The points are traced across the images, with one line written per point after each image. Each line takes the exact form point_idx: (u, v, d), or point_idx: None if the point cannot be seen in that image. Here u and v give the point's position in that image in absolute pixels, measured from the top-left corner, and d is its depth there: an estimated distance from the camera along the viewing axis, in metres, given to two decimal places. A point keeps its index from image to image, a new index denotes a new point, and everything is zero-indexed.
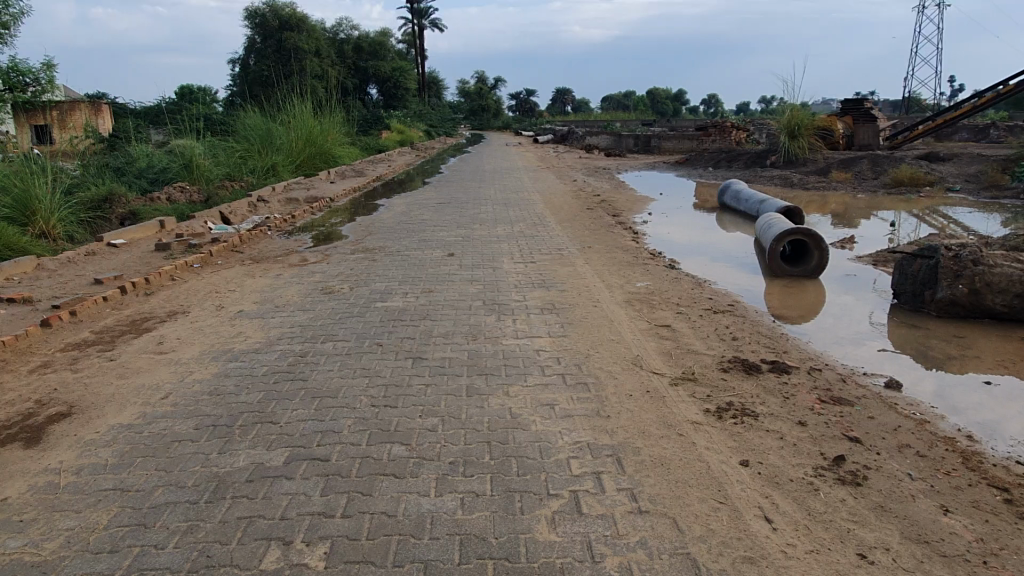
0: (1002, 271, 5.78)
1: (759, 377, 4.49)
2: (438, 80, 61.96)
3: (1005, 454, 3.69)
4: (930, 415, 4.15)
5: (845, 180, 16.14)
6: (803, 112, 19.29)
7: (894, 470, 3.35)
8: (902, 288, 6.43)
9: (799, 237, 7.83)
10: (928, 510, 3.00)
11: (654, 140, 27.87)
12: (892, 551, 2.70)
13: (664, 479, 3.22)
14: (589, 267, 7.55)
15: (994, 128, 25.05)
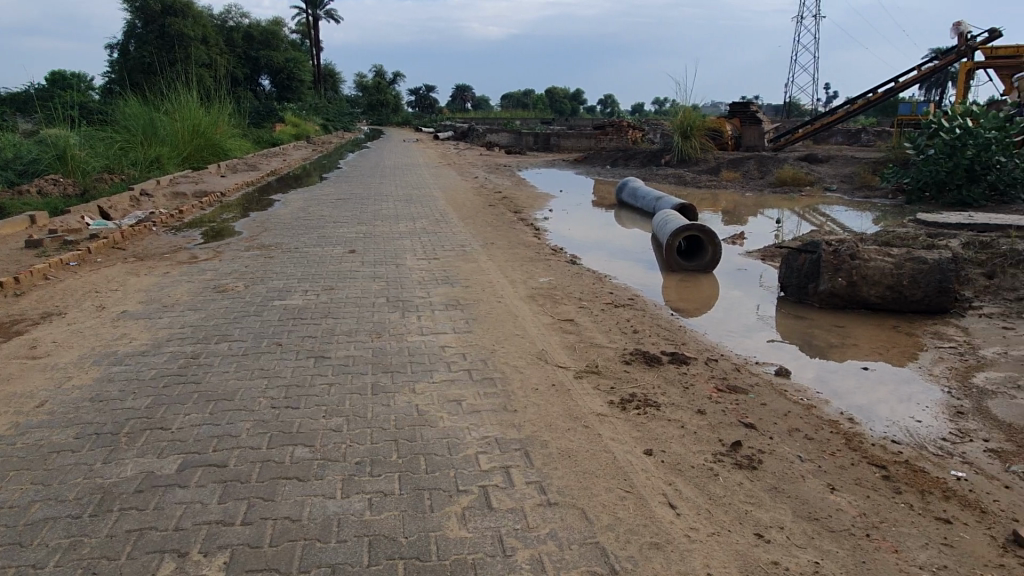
0: (876, 265, 6.22)
1: (659, 368, 4.63)
2: (334, 73, 60.48)
3: (882, 434, 3.97)
4: (816, 400, 4.41)
5: (734, 179, 16.92)
6: (695, 113, 20.07)
7: (785, 453, 3.53)
8: (787, 281, 6.81)
9: (693, 232, 8.16)
10: (817, 489, 3.18)
11: (554, 139, 28.34)
12: (786, 530, 2.84)
13: (572, 471, 3.26)
14: (493, 263, 7.56)
15: (865, 133, 26.96)
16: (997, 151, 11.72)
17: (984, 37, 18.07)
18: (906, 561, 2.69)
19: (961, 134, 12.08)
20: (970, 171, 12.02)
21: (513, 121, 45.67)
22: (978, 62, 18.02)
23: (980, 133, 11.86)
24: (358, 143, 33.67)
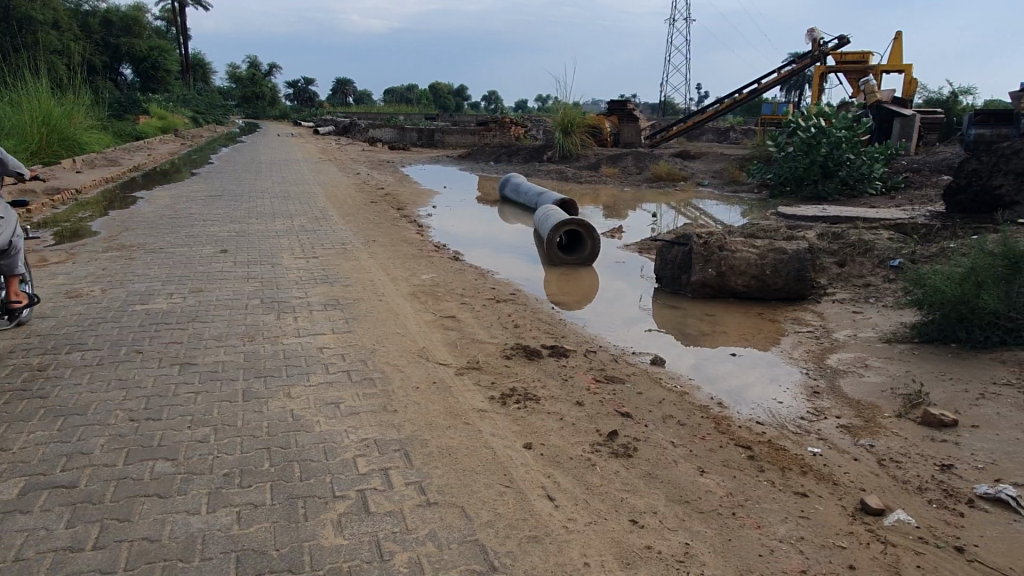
0: (742, 256, 6.57)
1: (539, 361, 4.68)
2: (204, 63, 57.44)
3: (748, 416, 4.20)
4: (688, 387, 4.60)
5: (613, 174, 17.44)
6: (575, 110, 20.52)
7: (659, 439, 3.66)
8: (662, 273, 7.08)
9: (573, 226, 8.35)
10: (688, 472, 3.31)
11: (438, 134, 28.23)
12: (658, 514, 2.93)
13: (452, 469, 3.23)
14: (374, 260, 7.42)
15: (733, 131, 28.55)
16: (847, 149, 12.76)
17: (834, 43, 19.52)
18: (767, 535, 2.84)
19: (816, 133, 13.01)
20: (823, 168, 12.96)
21: (396, 116, 45.07)
22: (830, 67, 19.46)
23: (832, 132, 12.83)
24: (232, 138, 32.24)
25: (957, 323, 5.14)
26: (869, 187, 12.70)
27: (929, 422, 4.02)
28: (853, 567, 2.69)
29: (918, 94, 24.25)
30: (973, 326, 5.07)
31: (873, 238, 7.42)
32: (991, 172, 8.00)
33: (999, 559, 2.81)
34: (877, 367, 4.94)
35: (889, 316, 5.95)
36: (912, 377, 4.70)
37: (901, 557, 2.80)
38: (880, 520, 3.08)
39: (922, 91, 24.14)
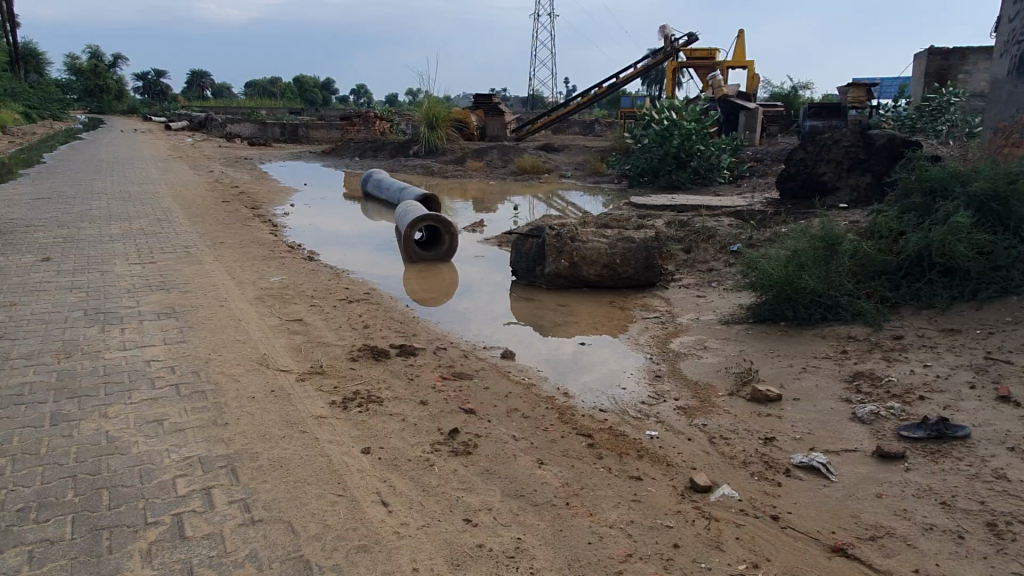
0: (593, 246, 6.73)
1: (386, 362, 4.58)
2: (37, 53, 52.59)
3: (591, 404, 4.29)
4: (537, 379, 4.65)
5: (479, 168, 17.50)
6: (440, 104, 20.42)
7: (501, 434, 3.66)
8: (518, 266, 7.14)
9: (432, 222, 8.31)
10: (526, 466, 3.33)
11: (302, 129, 27.32)
12: (493, 511, 2.92)
13: (281, 482, 3.08)
14: (219, 263, 7.01)
15: (598, 125, 29.59)
16: (697, 140, 13.44)
17: (684, 40, 20.50)
18: (598, 522, 2.90)
19: (669, 125, 13.61)
20: (677, 158, 13.57)
21: (258, 110, 43.28)
22: (682, 63, 20.46)
23: (683, 125, 13.46)
24: (71, 134, 29.78)
25: (785, 303, 5.48)
26: (718, 176, 13.45)
27: (757, 398, 4.27)
28: (677, 545, 2.79)
29: (762, 88, 26.06)
30: (798, 305, 5.42)
31: (715, 225, 7.82)
32: (816, 160, 8.66)
33: (808, 523, 3.01)
34: (714, 348, 5.20)
35: (729, 298, 6.28)
36: (744, 356, 4.97)
37: (722, 531, 2.93)
38: (706, 496, 3.22)
39: (766, 86, 25.88)
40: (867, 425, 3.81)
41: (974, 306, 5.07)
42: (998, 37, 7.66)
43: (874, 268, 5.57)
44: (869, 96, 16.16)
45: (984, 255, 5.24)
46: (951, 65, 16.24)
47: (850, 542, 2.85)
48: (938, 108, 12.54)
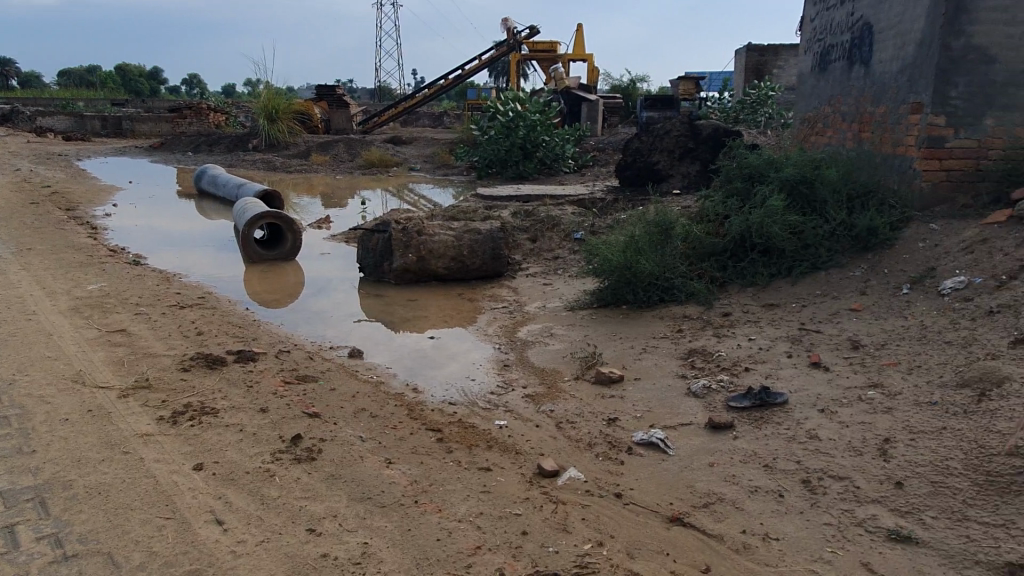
0: (440, 239, 6.69)
1: (222, 370, 4.31)
2: None
3: (441, 398, 4.26)
4: (385, 377, 4.56)
5: (324, 162, 16.96)
6: (279, 95, 19.55)
7: (347, 437, 3.55)
8: (365, 262, 6.98)
9: (274, 221, 7.90)
10: (374, 467, 3.25)
11: (126, 122, 25.19)
12: (339, 517, 2.82)
13: (100, 509, 2.80)
14: (26, 272, 6.30)
15: (446, 116, 29.62)
16: (542, 131, 13.75)
17: (526, 33, 20.89)
18: (447, 518, 2.87)
19: (514, 117, 13.81)
20: (523, 150, 13.79)
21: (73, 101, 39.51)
22: (524, 55, 20.84)
23: (528, 116, 13.71)
24: None
25: (625, 287, 5.71)
26: (563, 166, 13.85)
27: (600, 379, 4.42)
28: (525, 532, 2.82)
29: (601, 81, 27.17)
30: (637, 289, 5.67)
31: (559, 214, 8.03)
32: (650, 149, 9.09)
33: (647, 497, 3.15)
34: (560, 334, 5.34)
35: (574, 285, 6.47)
36: (588, 341, 5.14)
37: (569, 513, 3.00)
38: (553, 481, 3.29)
39: (605, 79, 26.98)
40: (700, 398, 4.05)
41: (789, 282, 5.56)
42: (802, 35, 8.40)
43: (703, 250, 5.94)
44: (697, 89, 17.25)
45: (796, 234, 5.75)
46: (766, 60, 17.68)
47: (685, 511, 3.02)
48: (756, 101, 13.61)
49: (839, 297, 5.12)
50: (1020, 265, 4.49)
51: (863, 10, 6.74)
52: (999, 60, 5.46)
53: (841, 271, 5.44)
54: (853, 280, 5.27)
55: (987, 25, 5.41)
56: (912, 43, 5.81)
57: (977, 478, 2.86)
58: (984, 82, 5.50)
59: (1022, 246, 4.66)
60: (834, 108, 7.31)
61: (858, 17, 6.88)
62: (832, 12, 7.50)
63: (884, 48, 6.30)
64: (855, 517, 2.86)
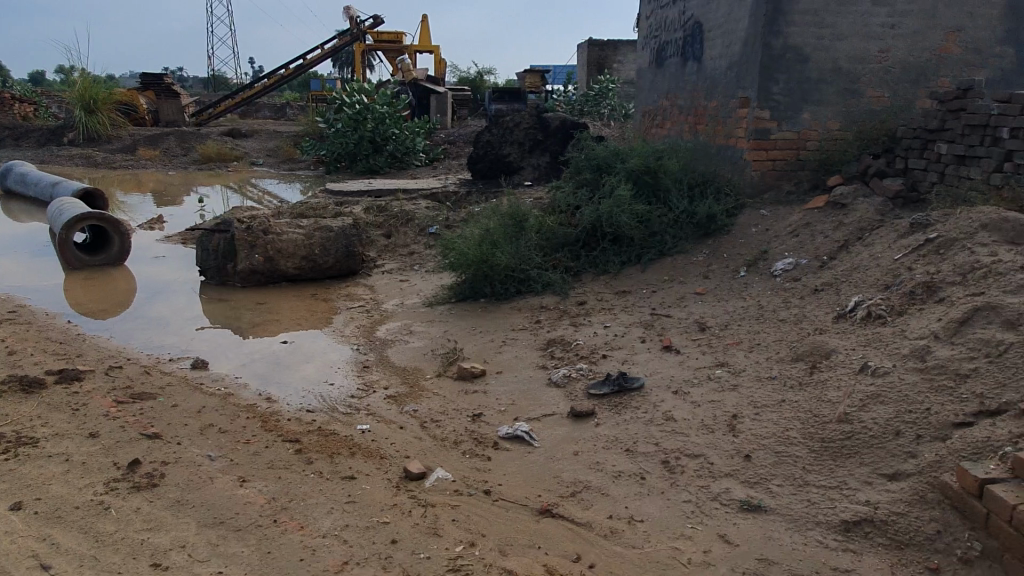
0: (288, 238, 6.38)
1: (41, 393, 3.84)
2: None
3: (297, 406, 4.03)
4: (233, 388, 4.25)
5: (154, 157, 15.70)
6: (97, 84, 17.85)
7: (194, 457, 3.28)
8: (206, 264, 6.52)
9: (96, 222, 7.16)
10: (225, 488, 3.01)
11: None
12: (188, 547, 2.59)
13: None
14: None
15: (289, 108, 28.45)
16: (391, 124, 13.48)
17: (369, 23, 20.43)
18: (310, 534, 2.72)
19: (360, 109, 13.45)
20: (372, 142, 13.44)
21: None
22: (368, 46, 20.37)
23: (377, 109, 13.39)
24: None
25: (482, 281, 5.70)
26: (415, 159, 13.67)
27: (463, 375, 4.38)
28: (394, 541, 2.72)
29: (448, 73, 27.18)
30: (494, 282, 5.67)
31: (413, 209, 7.89)
32: (500, 142, 9.16)
33: (516, 492, 3.14)
34: (419, 331, 5.24)
35: (431, 280, 6.39)
36: (448, 336, 5.08)
37: (439, 515, 2.93)
38: (421, 484, 3.21)
39: (452, 71, 27.01)
40: (561, 388, 4.12)
41: (639, 269, 5.79)
42: (638, 33, 8.79)
43: (557, 241, 6.05)
44: (542, 82, 17.63)
45: (643, 223, 6.00)
46: (606, 55, 18.37)
47: (554, 503, 3.04)
48: (598, 95, 14.12)
49: (685, 282, 5.39)
50: (838, 245, 4.94)
51: (693, 9, 7.14)
52: (813, 59, 5.96)
53: (684, 256, 5.74)
54: (696, 265, 5.58)
55: (802, 26, 5.88)
56: (738, 42, 6.23)
57: (813, 444, 3.09)
58: (801, 78, 5.98)
59: (840, 229, 5.12)
60: (670, 102, 7.71)
61: (688, 16, 7.27)
62: (665, 11, 7.89)
63: (713, 46, 6.70)
64: (711, 492, 3.01)
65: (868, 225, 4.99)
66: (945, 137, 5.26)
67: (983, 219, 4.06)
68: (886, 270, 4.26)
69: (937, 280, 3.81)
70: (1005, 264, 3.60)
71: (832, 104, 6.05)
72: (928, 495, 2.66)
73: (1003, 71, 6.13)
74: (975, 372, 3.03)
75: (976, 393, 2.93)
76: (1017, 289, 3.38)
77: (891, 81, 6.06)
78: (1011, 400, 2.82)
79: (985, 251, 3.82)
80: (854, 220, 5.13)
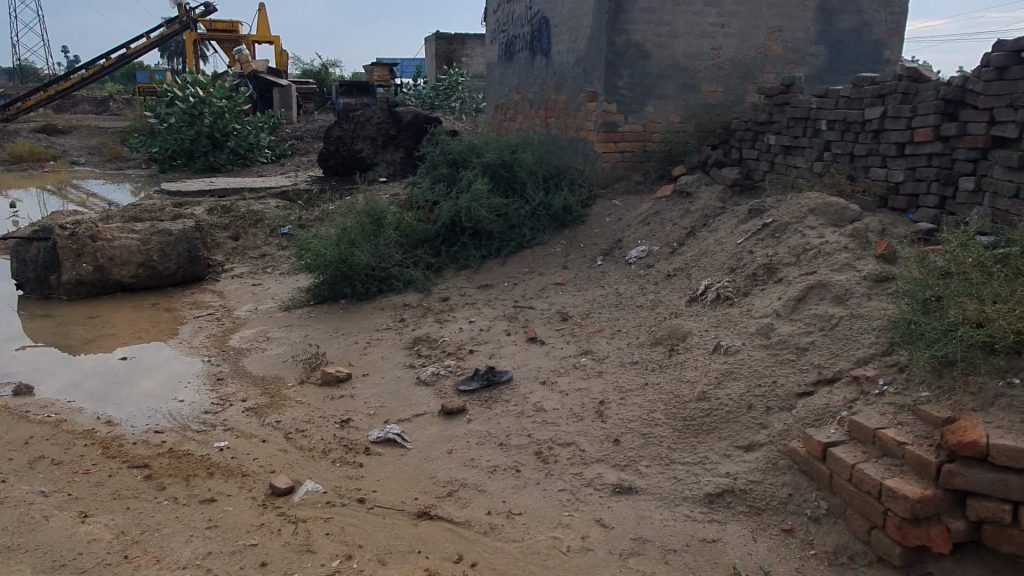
0: (120, 244, 5.88)
1: None
2: None
3: (143, 427, 3.70)
4: (66, 413, 3.83)
5: None
6: None
7: (23, 495, 2.93)
8: (24, 277, 5.85)
9: None
10: (63, 527, 2.71)
11: None
12: None
13: None
14: None
15: (113, 102, 26.20)
16: (230, 119, 12.71)
17: (201, 11, 19.19)
18: (168, 568, 2.50)
19: (196, 103, 12.63)
20: (211, 139, 12.62)
21: None
22: (201, 35, 19.13)
23: (213, 102, 12.65)
24: None
25: (342, 282, 5.52)
26: (259, 156, 13.01)
27: (327, 381, 4.21)
28: (264, 563, 2.57)
29: (290, 65, 26.09)
30: (354, 281, 5.51)
31: (261, 208, 7.49)
32: (352, 138, 8.92)
33: (391, 497, 3.05)
34: (276, 337, 4.98)
35: (286, 283, 6.10)
36: (308, 341, 4.87)
37: (311, 531, 2.79)
38: (289, 499, 3.04)
39: (295, 63, 25.97)
40: (430, 386, 4.06)
41: (500, 263, 5.83)
42: (486, 27, 8.85)
43: (416, 237, 5.97)
44: (391, 75, 17.35)
45: (502, 217, 6.05)
46: (454, 48, 18.37)
47: (431, 505, 2.98)
48: (448, 88, 14.09)
49: (545, 273, 5.49)
50: (686, 232, 5.22)
51: (539, 4, 7.27)
52: (654, 55, 6.25)
53: (543, 248, 5.85)
54: (555, 256, 5.70)
55: (642, 24, 6.15)
56: (584, 38, 6.43)
57: (676, 424, 3.24)
58: (644, 74, 6.26)
59: (686, 216, 5.41)
60: (521, 96, 7.82)
61: (535, 11, 7.40)
62: (511, 5, 7.99)
63: (560, 41, 6.87)
64: (584, 478, 3.08)
65: (711, 212, 5.31)
66: (773, 129, 5.69)
67: (810, 204, 4.42)
68: (730, 254, 4.55)
69: (775, 262, 4.12)
70: (832, 244, 3.94)
71: (672, 98, 6.38)
72: (780, 461, 2.87)
73: (818, 68, 6.72)
74: (812, 345, 3.29)
75: (814, 364, 3.18)
76: (844, 266, 3.71)
77: (723, 77, 6.48)
78: (844, 368, 3.09)
79: (814, 233, 4.16)
80: (698, 207, 5.44)
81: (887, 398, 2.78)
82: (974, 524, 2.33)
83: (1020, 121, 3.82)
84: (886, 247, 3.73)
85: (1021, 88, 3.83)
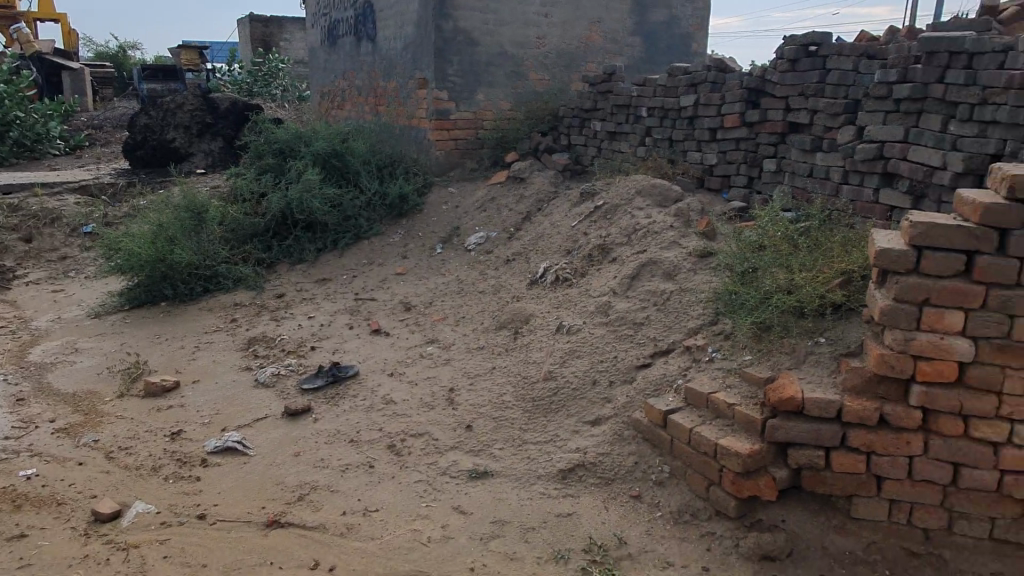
0: None
1: None
2: None
3: None
4: None
5: None
6: None
7: None
8: None
9: None
10: None
11: None
12: None
13: None
14: None
15: None
16: (10, 106, 11.23)
17: None
18: None
19: None
20: None
21: None
22: None
23: None
24: None
25: (161, 282, 5.08)
26: (51, 147, 11.63)
27: (151, 392, 3.85)
28: None
29: (82, 47, 23.54)
30: (176, 282, 5.09)
31: (58, 205, 6.67)
32: (162, 126, 8.21)
33: (235, 509, 2.86)
34: (87, 348, 4.48)
35: (94, 288, 5.51)
36: (126, 349, 4.43)
37: (146, 556, 2.55)
38: (117, 524, 2.75)
39: (88, 46, 23.48)
40: (270, 388, 3.84)
41: (336, 255, 5.63)
42: (307, 10, 8.47)
43: (244, 232, 5.62)
44: (201, 59, 16.18)
45: (335, 207, 5.84)
46: (272, 32, 17.44)
47: (281, 512, 2.82)
48: (268, 74, 13.37)
49: (384, 263, 5.38)
50: (522, 217, 5.33)
51: None
52: (481, 42, 6.29)
53: (381, 238, 5.72)
54: (393, 246, 5.60)
55: (468, 11, 6.17)
56: (410, 24, 6.34)
57: (526, 405, 3.30)
58: (473, 61, 6.29)
59: (522, 202, 5.52)
60: (348, 82, 7.58)
61: None
62: None
63: (385, 27, 6.73)
64: (439, 467, 3.05)
65: (545, 196, 5.46)
66: (597, 116, 5.93)
67: (637, 186, 4.66)
68: (566, 237, 4.70)
69: (608, 243, 4.31)
70: (659, 224, 4.18)
71: (501, 86, 6.47)
72: (625, 432, 3.00)
73: (635, 59, 7.10)
74: (647, 320, 3.48)
75: (650, 338, 3.37)
76: (671, 244, 3.95)
77: (549, 66, 6.67)
78: (677, 339, 3.29)
79: (642, 213, 4.40)
80: (533, 192, 5.56)
81: (717, 364, 3.00)
82: (794, 471, 2.58)
83: (810, 108, 4.27)
84: (706, 225, 4.01)
85: (810, 78, 4.28)
